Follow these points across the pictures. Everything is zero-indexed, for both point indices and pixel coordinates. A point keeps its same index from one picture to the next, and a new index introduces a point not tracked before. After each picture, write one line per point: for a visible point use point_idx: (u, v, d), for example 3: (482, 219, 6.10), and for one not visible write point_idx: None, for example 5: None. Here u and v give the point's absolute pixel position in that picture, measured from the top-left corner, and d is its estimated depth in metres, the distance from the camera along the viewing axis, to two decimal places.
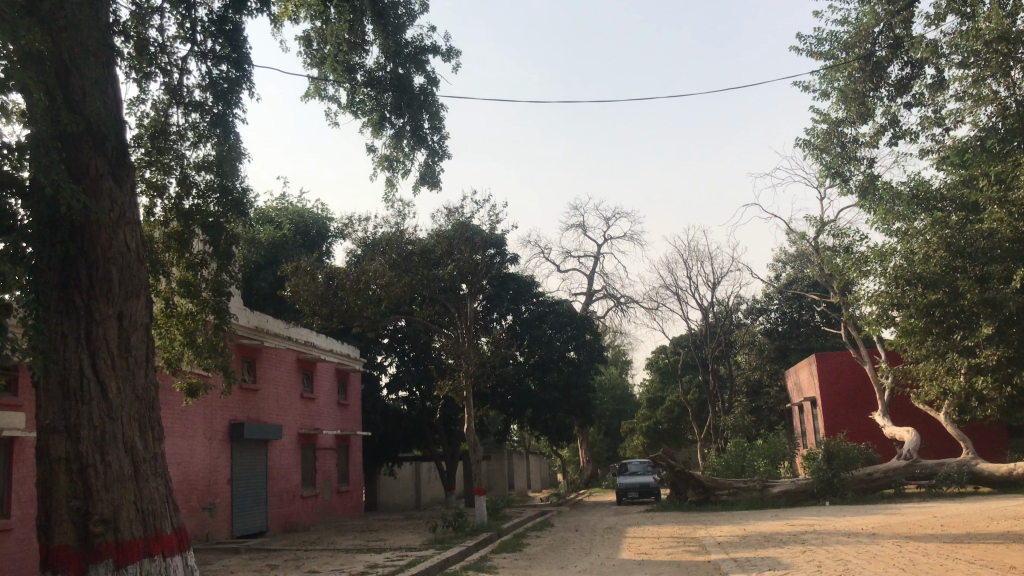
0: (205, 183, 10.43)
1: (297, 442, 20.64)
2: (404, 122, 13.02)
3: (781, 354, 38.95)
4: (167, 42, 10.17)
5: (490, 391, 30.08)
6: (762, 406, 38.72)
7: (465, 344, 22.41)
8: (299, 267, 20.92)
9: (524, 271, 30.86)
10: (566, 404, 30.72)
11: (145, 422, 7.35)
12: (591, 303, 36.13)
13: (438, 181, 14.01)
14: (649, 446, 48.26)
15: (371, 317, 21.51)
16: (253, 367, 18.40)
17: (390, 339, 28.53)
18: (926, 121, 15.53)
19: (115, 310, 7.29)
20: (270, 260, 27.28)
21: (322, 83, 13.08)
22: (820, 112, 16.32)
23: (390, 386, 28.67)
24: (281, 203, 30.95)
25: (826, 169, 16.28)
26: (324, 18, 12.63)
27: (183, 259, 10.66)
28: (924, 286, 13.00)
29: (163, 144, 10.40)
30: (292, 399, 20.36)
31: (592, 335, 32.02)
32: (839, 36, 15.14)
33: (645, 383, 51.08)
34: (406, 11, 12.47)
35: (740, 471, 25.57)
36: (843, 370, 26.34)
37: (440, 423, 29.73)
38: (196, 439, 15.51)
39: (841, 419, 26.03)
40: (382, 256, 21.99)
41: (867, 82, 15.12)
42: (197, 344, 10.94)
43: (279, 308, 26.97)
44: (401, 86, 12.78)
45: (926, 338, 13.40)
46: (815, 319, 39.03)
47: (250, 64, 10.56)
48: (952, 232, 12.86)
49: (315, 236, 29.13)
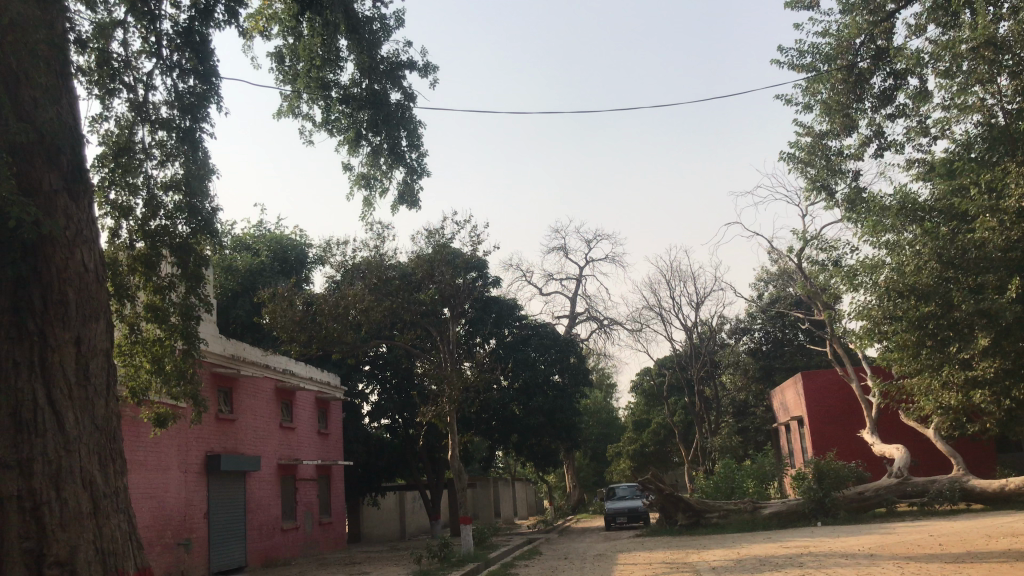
0: (173, 203, 10.03)
1: (277, 473, 20.04)
2: (381, 140, 12.69)
3: (766, 374, 38.74)
4: (131, 57, 9.82)
5: (474, 417, 29.57)
6: (749, 426, 38.34)
7: (448, 368, 21.99)
8: (276, 293, 20.42)
9: (506, 294, 30.52)
10: (552, 429, 30.24)
11: (104, 455, 6.89)
12: (575, 325, 35.76)
13: (417, 201, 13.66)
14: (636, 469, 47.73)
15: (351, 342, 21.06)
16: (229, 397, 17.85)
17: (372, 365, 28.02)
18: (911, 132, 15.38)
19: (72, 336, 6.84)
20: (247, 286, 26.75)
21: (296, 101, 12.73)
22: (803, 126, 16.14)
23: (373, 414, 28.08)
24: (258, 228, 30.45)
25: (812, 182, 16.07)
26: (296, 33, 12.31)
27: (150, 283, 10.18)
28: (916, 297, 12.83)
29: (130, 165, 10.01)
30: (270, 429, 19.76)
31: (576, 358, 31.62)
32: (820, 48, 14.98)
33: (630, 406, 50.68)
34: (381, 26, 12.23)
35: (730, 492, 25.15)
36: (831, 387, 26.06)
37: (424, 451, 29.16)
38: (171, 473, 14.95)
39: (830, 438, 25.72)
40: (362, 279, 21.52)
41: (851, 93, 14.97)
42: (166, 373, 10.46)
43: (256, 335, 26.39)
44: (377, 102, 12.43)
45: (920, 352, 13.13)
46: (799, 338, 38.87)
47: (217, 79, 10.20)
48: (942, 242, 12.76)
49: (294, 262, 28.66)
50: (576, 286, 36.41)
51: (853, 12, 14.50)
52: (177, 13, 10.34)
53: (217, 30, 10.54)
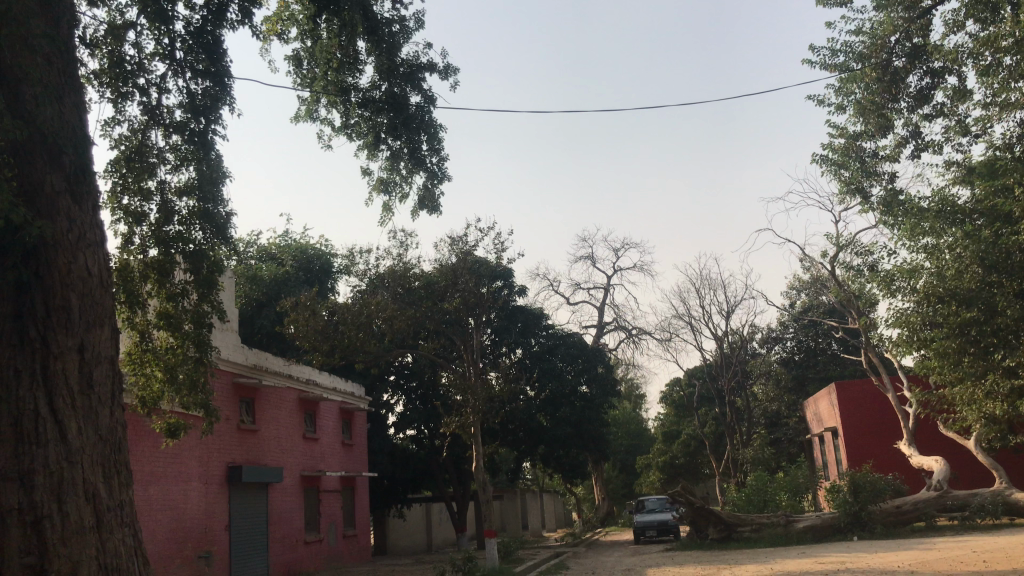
0: (187, 208, 9.93)
1: (300, 485, 19.83)
2: (401, 145, 12.45)
3: (798, 384, 38.06)
4: (143, 59, 9.73)
5: (500, 428, 29.22)
6: (781, 437, 37.54)
7: (472, 379, 21.69)
8: (299, 302, 20.20)
9: (532, 303, 30.20)
10: (579, 440, 29.80)
11: (109, 467, 6.64)
12: (603, 335, 35.31)
13: (438, 205, 13.39)
14: (666, 482, 46.97)
15: (374, 351, 20.87)
16: (251, 408, 17.66)
17: (397, 376, 27.84)
18: (950, 131, 14.82)
19: (76, 342, 6.63)
20: (272, 296, 26.67)
21: (314, 105, 12.53)
22: (835, 127, 15.68)
23: (398, 425, 27.82)
24: (284, 238, 30.42)
25: (846, 185, 15.53)
26: (313, 36, 12.15)
27: (164, 289, 10.00)
28: (957, 302, 12.53)
29: (143, 169, 9.89)
30: (293, 440, 19.55)
31: (604, 368, 31.15)
32: (853, 47, 14.52)
33: (660, 418, 50.07)
34: (400, 28, 12.05)
35: (762, 506, 24.51)
36: (867, 399, 25.35)
37: (449, 462, 28.85)
38: (192, 484, 14.76)
39: (865, 450, 25.00)
40: (385, 289, 21.30)
41: (886, 93, 14.47)
42: (178, 383, 10.26)
43: (281, 345, 26.25)
44: (396, 105, 12.21)
45: (962, 359, 12.78)
46: (833, 347, 38.16)
47: (231, 81, 10.10)
48: (985, 245, 12.26)
49: (318, 271, 28.59)
50: (603, 295, 35.96)
51: (887, 9, 14.07)
52: (190, 14, 10.24)
53: (230, 32, 10.41)
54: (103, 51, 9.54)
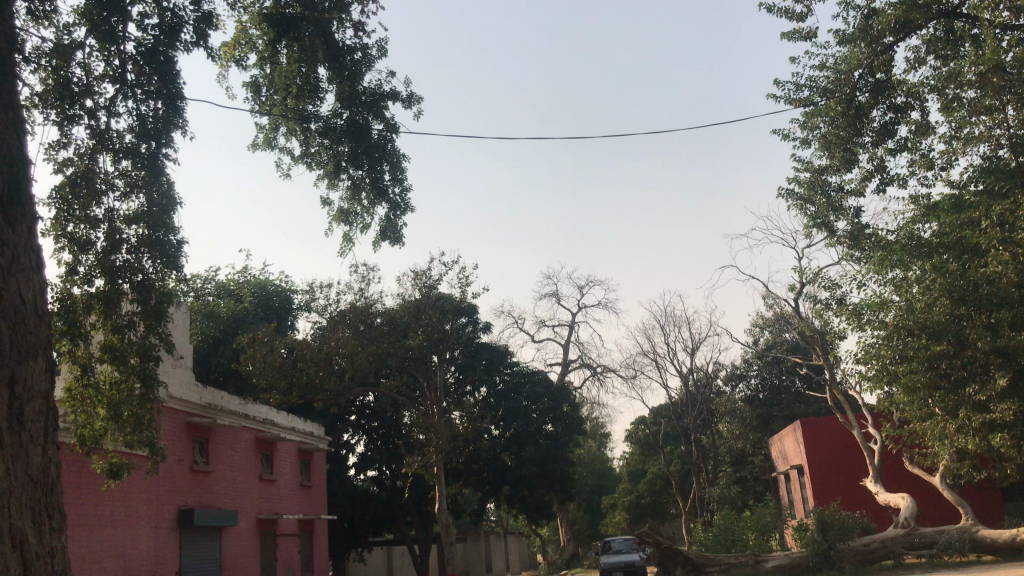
0: (136, 237, 9.60)
1: (256, 528, 19.10)
2: (362, 174, 12.18)
3: (763, 422, 38.08)
4: (91, 80, 9.58)
5: (464, 467, 28.64)
6: (747, 476, 37.36)
7: (436, 418, 21.24)
8: (256, 338, 19.59)
9: (497, 340, 29.93)
10: (545, 480, 29.28)
11: (40, 511, 6.10)
12: (568, 373, 35.01)
13: (400, 236, 13.09)
14: (632, 522, 46.41)
15: (334, 389, 20.31)
16: (205, 448, 16.98)
17: (358, 415, 27.24)
18: (914, 165, 14.92)
19: (6, 375, 6.14)
20: (229, 333, 25.97)
21: (272, 133, 12.22)
22: (800, 161, 15.72)
23: (359, 466, 27.06)
24: (243, 274, 29.78)
25: (812, 220, 15.52)
26: (272, 62, 11.89)
27: (109, 321, 9.64)
28: (927, 336, 12.86)
29: (89, 196, 9.57)
30: (249, 481, 18.84)
31: (570, 406, 30.82)
32: (817, 82, 14.58)
33: (625, 457, 49.72)
34: (363, 56, 11.88)
35: (730, 545, 24.16)
36: (831, 435, 25.25)
37: (411, 503, 28.11)
38: (140, 529, 14.06)
39: (832, 487, 24.83)
40: (347, 325, 20.84)
41: (851, 127, 14.54)
42: (122, 420, 9.80)
43: (238, 384, 25.50)
44: (358, 134, 11.93)
45: (931, 395, 13.40)
46: (796, 385, 38.38)
47: (183, 103, 9.91)
48: (953, 277, 12.61)
49: (278, 308, 27.99)
50: (568, 332, 35.76)
51: (851, 44, 14.21)
52: (142, 35, 10.04)
53: (184, 54, 10.28)
54: (49, 70, 9.40)
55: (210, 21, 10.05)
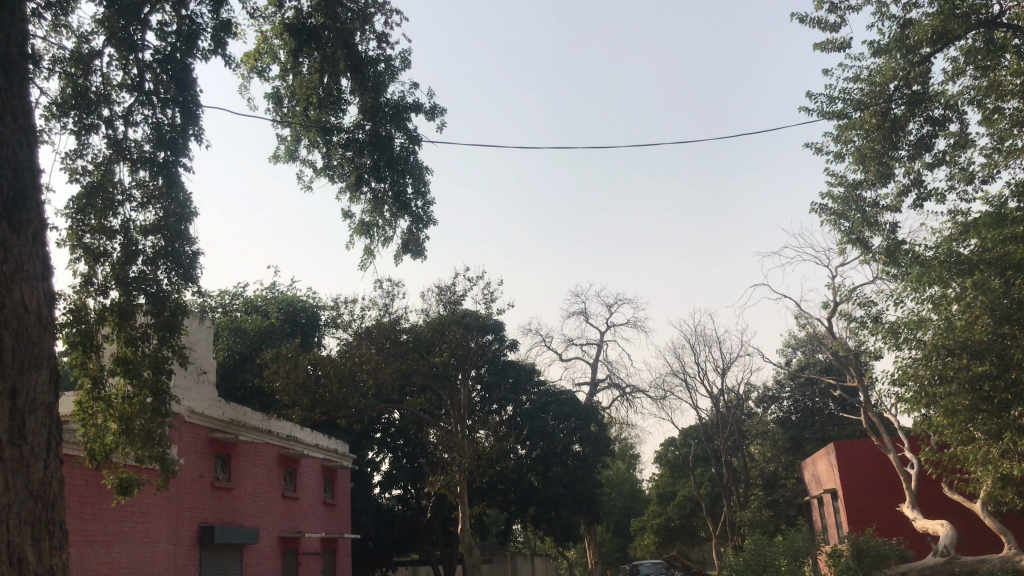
0: (152, 248, 9.67)
1: (278, 546, 18.88)
2: (384, 187, 12.04)
3: (795, 444, 37.31)
4: (109, 89, 9.94)
5: (489, 487, 28.27)
6: (779, 500, 36.53)
7: (461, 437, 20.96)
8: (280, 353, 19.48)
9: (524, 358, 29.65)
10: (571, 501, 28.79)
11: (39, 528, 5.90)
12: (596, 392, 34.58)
13: (422, 250, 12.90)
14: (661, 546, 45.57)
15: (358, 406, 20.10)
16: (227, 464, 16.84)
17: (383, 433, 27.06)
18: (953, 179, 14.45)
19: (7, 387, 5.98)
20: (255, 349, 25.94)
21: (294, 144, 12.16)
22: (834, 175, 15.30)
23: (383, 484, 26.81)
24: (270, 290, 29.80)
25: (846, 236, 15.06)
26: (294, 73, 11.87)
27: (122, 333, 9.69)
28: (969, 356, 12.51)
29: (105, 206, 9.71)
30: (272, 499, 18.65)
31: (597, 426, 30.41)
32: (851, 94, 14.19)
33: (654, 478, 49.03)
34: (386, 67, 11.79)
35: (761, 571, 23.47)
36: (866, 459, 24.55)
37: (436, 523, 27.78)
38: (160, 545, 13.91)
39: (868, 513, 24.10)
40: (371, 341, 20.69)
41: (886, 140, 14.11)
42: (133, 434, 9.80)
43: (263, 400, 25.42)
44: (380, 145, 11.78)
45: (974, 418, 12.93)
46: (829, 407, 37.70)
47: (198, 110, 10.25)
48: (996, 294, 12.28)
49: (305, 324, 27.96)
50: (596, 351, 35.34)
51: (886, 56, 13.85)
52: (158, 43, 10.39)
53: (200, 61, 10.64)
54: (67, 77, 9.80)
55: (228, 29, 10.42)
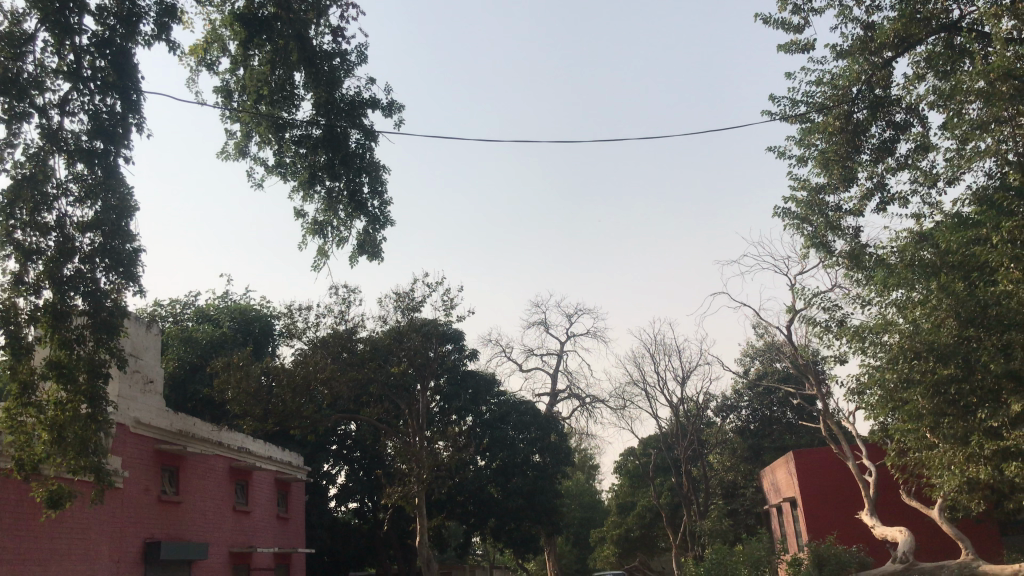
0: (92, 244, 9.47)
1: (230, 562, 18.20)
2: (339, 186, 11.73)
3: (754, 453, 37.47)
4: (43, 74, 9.64)
5: (448, 499, 27.76)
6: (738, 509, 36.66)
7: (419, 448, 20.48)
8: (231, 361, 18.82)
9: (483, 368, 29.28)
10: (532, 513, 28.40)
11: None
12: (556, 403, 34.36)
13: (379, 251, 12.50)
14: (621, 556, 45.40)
15: (312, 416, 19.49)
16: (175, 477, 16.16)
17: (339, 445, 26.47)
18: (916, 183, 14.45)
19: None
20: (206, 359, 25.18)
21: (245, 141, 11.77)
22: (797, 179, 15.27)
23: (340, 497, 26.16)
24: (223, 299, 29.07)
25: (809, 240, 14.99)
26: (245, 66, 11.42)
27: (57, 335, 9.25)
28: (934, 359, 12.50)
29: (38, 200, 9.29)
30: (223, 512, 18.00)
31: (557, 436, 30.09)
32: (814, 98, 14.16)
33: (614, 488, 48.89)
34: (342, 62, 11.46)
35: None
36: (825, 468, 24.58)
37: (393, 536, 27.17)
38: (100, 563, 13.19)
39: (828, 521, 24.10)
40: (327, 349, 20.16)
41: (847, 145, 14.08)
42: (66, 443, 9.18)
43: (215, 412, 24.69)
44: (335, 142, 11.44)
45: (940, 421, 12.94)
46: (788, 416, 37.91)
47: (137, 97, 10.17)
48: (960, 297, 12.29)
49: (259, 334, 27.27)
50: (557, 361, 35.13)
51: (849, 60, 13.84)
52: (92, 26, 10.11)
53: (139, 45, 10.42)
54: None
55: (173, 15, 10.17)
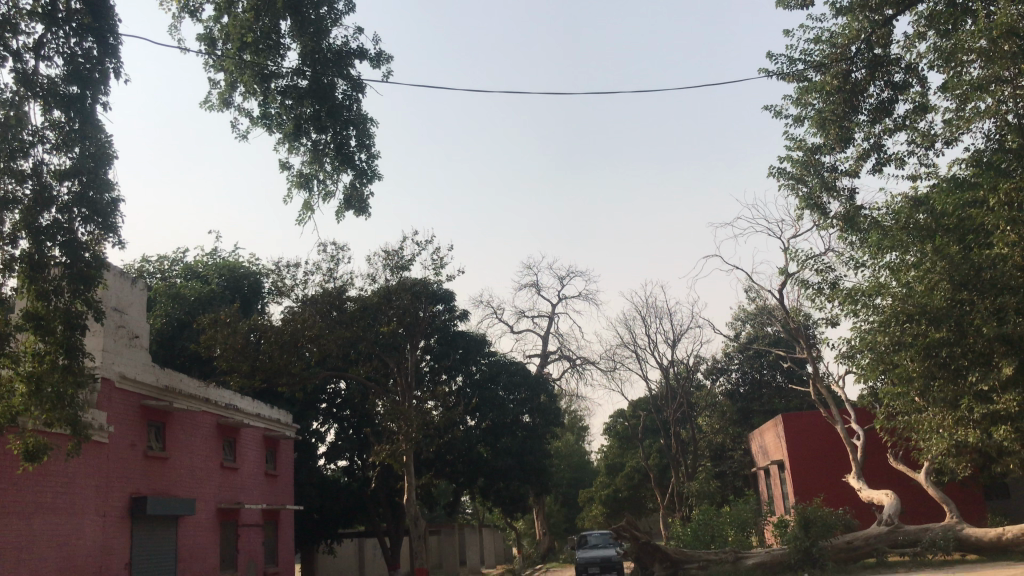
0: (69, 193, 9.27)
1: (217, 518, 18.20)
2: (326, 138, 11.55)
3: (743, 416, 37.64)
4: (17, 17, 9.40)
5: (437, 458, 27.84)
6: (726, 470, 36.93)
7: (408, 406, 20.43)
8: (218, 318, 18.64)
9: (473, 328, 29.17)
10: (521, 473, 28.55)
11: None
12: (547, 364, 34.38)
13: (365, 206, 12.34)
14: (609, 516, 45.86)
15: (300, 373, 19.38)
16: (161, 433, 16.06)
17: (329, 403, 26.44)
18: (914, 144, 14.24)
19: None
20: (194, 315, 25.00)
21: (229, 91, 11.49)
22: (793, 139, 15.05)
23: (329, 455, 26.20)
24: (212, 255, 28.80)
25: (804, 201, 14.80)
26: (229, 13, 11.11)
27: (34, 287, 9.11)
28: (927, 322, 12.37)
29: (13, 147, 9.08)
30: (210, 468, 17.97)
31: (547, 397, 30.11)
32: (812, 56, 13.90)
33: (603, 449, 49.21)
34: (328, 10, 11.19)
35: (709, 541, 23.53)
36: (813, 431, 24.66)
37: (382, 494, 27.28)
38: (85, 517, 13.13)
39: (815, 483, 24.27)
40: (316, 306, 19.99)
41: (845, 104, 13.83)
42: (44, 396, 9.03)
43: (203, 368, 24.57)
44: (321, 93, 11.22)
45: (929, 384, 12.94)
46: (777, 379, 38.01)
47: (114, 41, 9.99)
48: (954, 260, 12.10)
49: (248, 291, 27.07)
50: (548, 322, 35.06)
51: (849, 18, 13.56)
52: None
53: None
54: None
55: None
